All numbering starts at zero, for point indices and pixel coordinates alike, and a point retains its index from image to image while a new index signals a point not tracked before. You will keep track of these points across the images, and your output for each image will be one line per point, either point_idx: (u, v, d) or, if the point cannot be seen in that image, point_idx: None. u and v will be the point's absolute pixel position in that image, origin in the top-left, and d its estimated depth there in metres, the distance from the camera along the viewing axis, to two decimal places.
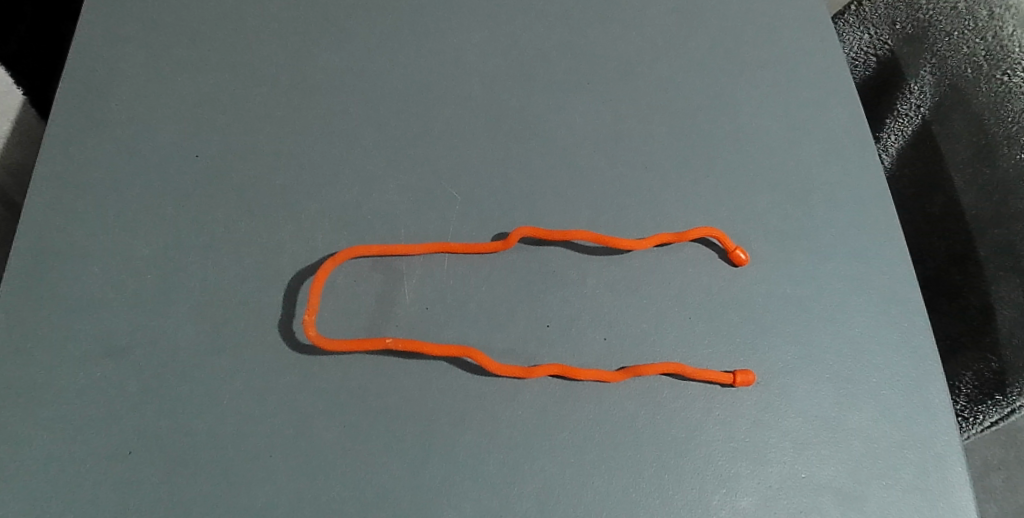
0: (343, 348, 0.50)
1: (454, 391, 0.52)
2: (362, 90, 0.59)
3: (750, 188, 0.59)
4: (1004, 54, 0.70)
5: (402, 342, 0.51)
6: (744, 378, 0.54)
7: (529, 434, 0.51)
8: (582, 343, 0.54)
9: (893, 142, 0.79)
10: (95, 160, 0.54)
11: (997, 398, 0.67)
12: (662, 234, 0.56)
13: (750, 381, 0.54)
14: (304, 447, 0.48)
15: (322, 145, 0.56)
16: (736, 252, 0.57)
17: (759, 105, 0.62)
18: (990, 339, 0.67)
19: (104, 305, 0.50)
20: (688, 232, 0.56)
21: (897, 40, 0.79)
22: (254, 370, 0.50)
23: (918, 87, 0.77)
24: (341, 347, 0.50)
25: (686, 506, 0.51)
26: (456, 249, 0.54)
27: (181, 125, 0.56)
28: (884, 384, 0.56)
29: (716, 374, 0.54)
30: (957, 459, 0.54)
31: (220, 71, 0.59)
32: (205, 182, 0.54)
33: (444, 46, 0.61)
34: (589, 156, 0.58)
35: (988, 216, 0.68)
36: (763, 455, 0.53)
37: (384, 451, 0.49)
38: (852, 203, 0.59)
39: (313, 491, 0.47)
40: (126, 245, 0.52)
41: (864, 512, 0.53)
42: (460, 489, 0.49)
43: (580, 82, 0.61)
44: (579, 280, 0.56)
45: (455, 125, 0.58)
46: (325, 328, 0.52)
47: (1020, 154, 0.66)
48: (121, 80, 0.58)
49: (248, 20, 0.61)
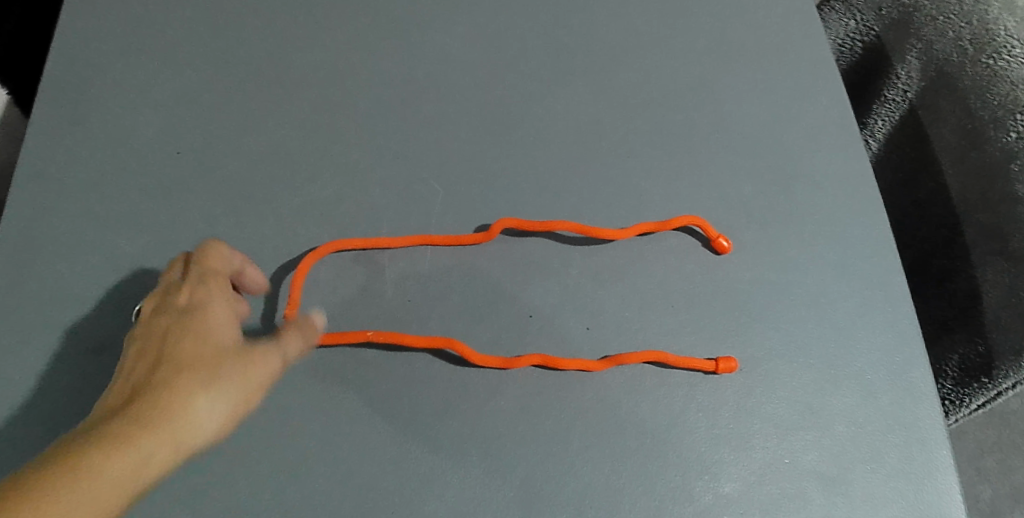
0: (323, 342, 0.53)
1: (436, 382, 0.53)
2: (346, 89, 0.61)
3: (732, 176, 0.60)
4: (989, 37, 0.70)
5: (382, 335, 0.53)
6: (726, 365, 0.54)
7: (512, 425, 0.52)
8: (565, 332, 0.55)
9: (881, 128, 0.81)
10: (79, 161, 0.58)
11: (983, 381, 0.71)
12: (644, 224, 0.58)
13: (733, 368, 0.54)
14: (289, 436, 0.51)
15: (307, 143, 0.59)
16: (719, 240, 0.57)
17: (738, 91, 0.63)
18: (977, 323, 0.70)
19: (91, 302, 0.53)
20: (671, 220, 0.58)
21: (883, 26, 0.79)
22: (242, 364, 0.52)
23: (905, 72, 0.77)
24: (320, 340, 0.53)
25: (670, 493, 0.52)
26: (437, 241, 0.56)
27: (167, 126, 0.59)
28: (868, 368, 0.56)
29: (698, 362, 0.54)
30: (943, 441, 0.54)
31: (204, 72, 0.62)
32: (188, 181, 0.58)
33: (431, 40, 0.64)
34: (571, 148, 0.61)
35: (976, 200, 0.70)
36: (746, 441, 0.53)
37: (368, 441, 0.51)
38: (832, 190, 0.60)
39: (299, 480, 0.50)
40: (111, 243, 0.55)
41: (847, 497, 0.53)
42: (443, 479, 0.51)
43: (561, 75, 0.63)
44: (561, 270, 0.56)
45: (438, 123, 0.61)
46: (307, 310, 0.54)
47: (1006, 136, 0.67)
48: (103, 81, 0.61)
49: (235, 22, 0.64)
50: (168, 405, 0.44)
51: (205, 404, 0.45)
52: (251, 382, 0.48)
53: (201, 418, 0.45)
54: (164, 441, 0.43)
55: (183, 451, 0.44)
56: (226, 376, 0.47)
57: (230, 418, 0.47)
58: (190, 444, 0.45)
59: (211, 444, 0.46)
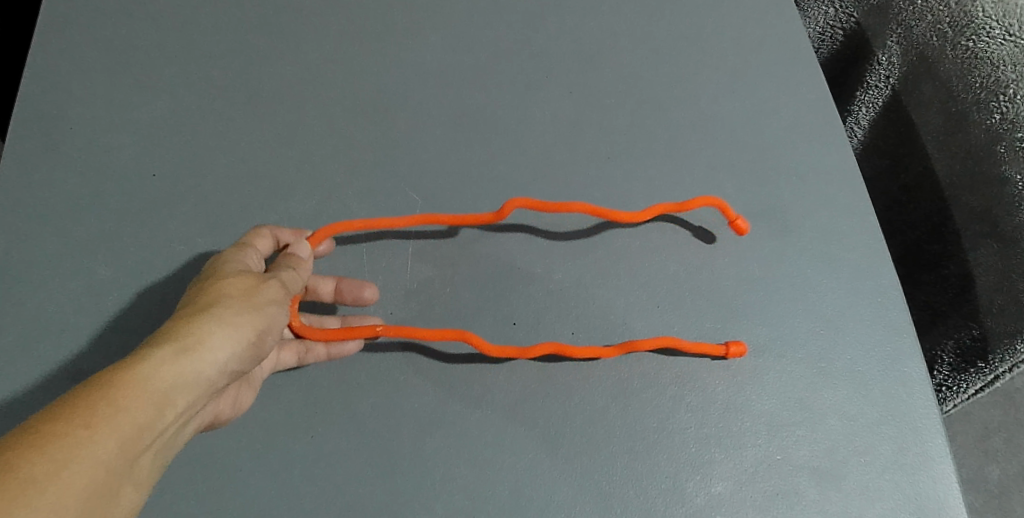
0: (326, 336, 0.52)
1: (422, 394, 0.53)
2: (320, 103, 0.61)
3: (713, 173, 0.60)
4: (968, 19, 0.68)
5: (391, 330, 0.52)
6: (737, 349, 0.54)
7: (498, 434, 0.52)
8: (549, 337, 0.55)
9: (864, 115, 0.80)
10: (50, 185, 0.57)
11: (979, 365, 0.70)
12: (661, 206, 0.57)
13: (743, 351, 0.54)
14: (275, 457, 0.51)
15: (283, 160, 0.59)
16: (736, 221, 0.57)
17: (715, 86, 0.63)
18: (970, 308, 0.70)
19: (70, 330, 0.53)
20: (689, 202, 0.57)
21: (862, 12, 0.76)
22: (315, 356, 0.53)
23: (886, 58, 0.75)
24: (323, 334, 0.52)
25: (662, 495, 0.51)
26: (444, 221, 0.55)
27: (140, 148, 0.59)
28: (858, 360, 0.55)
29: (710, 347, 0.54)
30: (938, 431, 0.53)
31: (176, 91, 0.61)
32: (164, 204, 0.58)
33: (405, 48, 0.64)
34: (550, 151, 0.60)
35: (964, 183, 0.70)
36: (736, 440, 0.53)
37: (354, 458, 0.51)
38: (814, 181, 0.60)
39: (288, 500, 0.50)
40: (87, 269, 0.55)
41: (842, 491, 0.52)
42: (431, 492, 0.51)
43: (536, 77, 0.63)
44: (544, 276, 0.56)
45: (414, 133, 0.60)
46: (327, 252, 0.55)
47: (990, 118, 0.67)
48: (72, 104, 0.60)
49: (205, 38, 0.63)
50: (178, 324, 0.42)
51: (215, 313, 0.43)
52: (258, 293, 0.46)
53: (217, 323, 0.43)
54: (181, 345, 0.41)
55: (204, 354, 0.42)
56: (231, 294, 0.45)
57: (249, 324, 0.44)
58: (207, 344, 0.42)
59: (239, 349, 0.43)
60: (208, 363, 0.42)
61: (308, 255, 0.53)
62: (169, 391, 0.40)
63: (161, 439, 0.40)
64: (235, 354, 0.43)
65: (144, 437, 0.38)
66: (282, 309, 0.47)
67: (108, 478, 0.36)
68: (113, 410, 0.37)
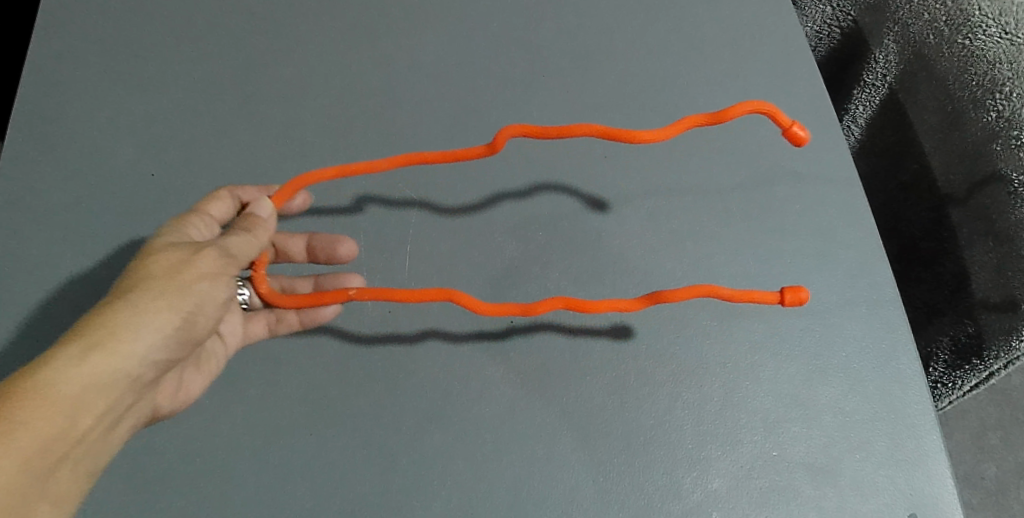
0: (297, 302, 0.51)
1: (420, 392, 0.53)
2: (319, 102, 0.62)
3: (711, 171, 0.60)
4: (965, 17, 0.67)
5: (364, 293, 0.51)
6: (793, 297, 0.50)
7: (497, 431, 0.52)
8: (547, 335, 0.55)
9: (862, 113, 0.81)
10: (53, 186, 0.58)
11: (974, 362, 0.71)
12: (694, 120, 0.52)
13: (801, 300, 0.50)
14: (274, 453, 0.51)
15: (283, 160, 0.60)
16: (793, 129, 0.52)
17: (712, 84, 0.63)
18: (966, 306, 0.70)
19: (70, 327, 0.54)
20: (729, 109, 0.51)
21: (860, 10, 0.77)
22: (288, 325, 0.54)
23: (883, 56, 0.76)
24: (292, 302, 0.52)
25: (659, 492, 0.52)
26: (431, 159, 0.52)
27: (141, 149, 0.60)
28: (854, 356, 0.56)
29: (761, 295, 0.50)
30: (933, 427, 0.54)
31: (176, 92, 0.62)
32: (165, 204, 0.58)
33: (403, 47, 0.64)
34: (548, 149, 0.60)
35: (960, 182, 0.70)
36: (732, 437, 0.53)
37: (353, 454, 0.52)
38: (811, 179, 0.60)
39: (287, 497, 0.51)
40: (88, 268, 0.56)
41: (837, 487, 0.53)
42: (430, 488, 0.51)
43: (534, 76, 0.63)
44: (542, 274, 0.57)
45: (413, 133, 0.61)
46: (302, 204, 0.57)
47: (985, 116, 0.66)
48: (74, 105, 0.61)
49: (205, 38, 0.64)
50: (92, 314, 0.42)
51: (129, 301, 0.42)
52: (184, 271, 0.44)
53: (130, 313, 0.42)
54: (87, 342, 0.40)
55: (115, 349, 0.41)
56: (154, 273, 0.44)
57: (168, 308, 0.43)
58: (119, 336, 0.41)
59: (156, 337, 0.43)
60: (121, 357, 0.41)
61: (269, 212, 0.52)
62: (75, 392, 0.39)
63: (79, 436, 0.41)
64: (153, 343, 0.43)
65: (53, 444, 0.39)
66: (216, 284, 0.46)
67: (14, 489, 0.37)
68: (11, 425, 0.37)
